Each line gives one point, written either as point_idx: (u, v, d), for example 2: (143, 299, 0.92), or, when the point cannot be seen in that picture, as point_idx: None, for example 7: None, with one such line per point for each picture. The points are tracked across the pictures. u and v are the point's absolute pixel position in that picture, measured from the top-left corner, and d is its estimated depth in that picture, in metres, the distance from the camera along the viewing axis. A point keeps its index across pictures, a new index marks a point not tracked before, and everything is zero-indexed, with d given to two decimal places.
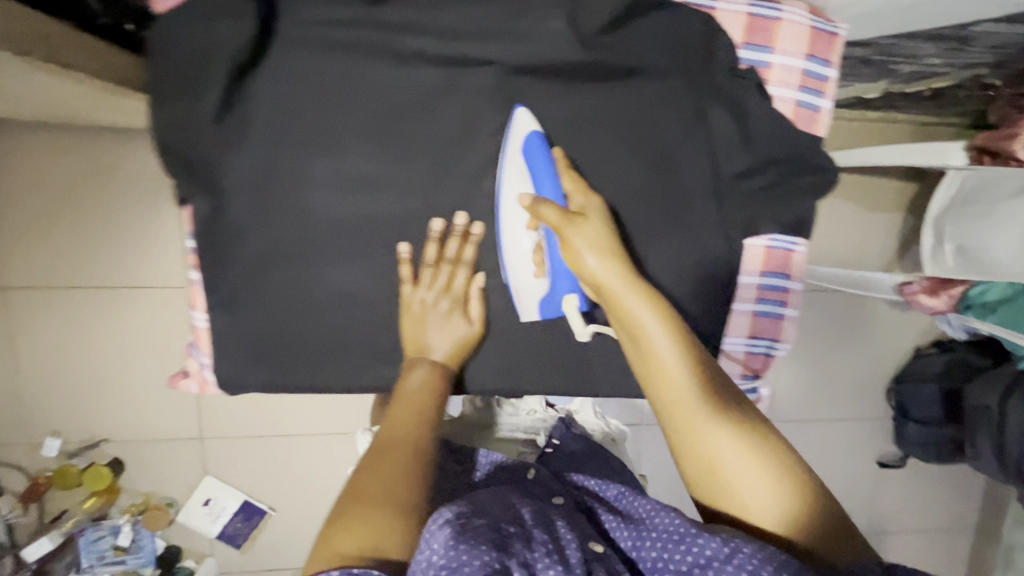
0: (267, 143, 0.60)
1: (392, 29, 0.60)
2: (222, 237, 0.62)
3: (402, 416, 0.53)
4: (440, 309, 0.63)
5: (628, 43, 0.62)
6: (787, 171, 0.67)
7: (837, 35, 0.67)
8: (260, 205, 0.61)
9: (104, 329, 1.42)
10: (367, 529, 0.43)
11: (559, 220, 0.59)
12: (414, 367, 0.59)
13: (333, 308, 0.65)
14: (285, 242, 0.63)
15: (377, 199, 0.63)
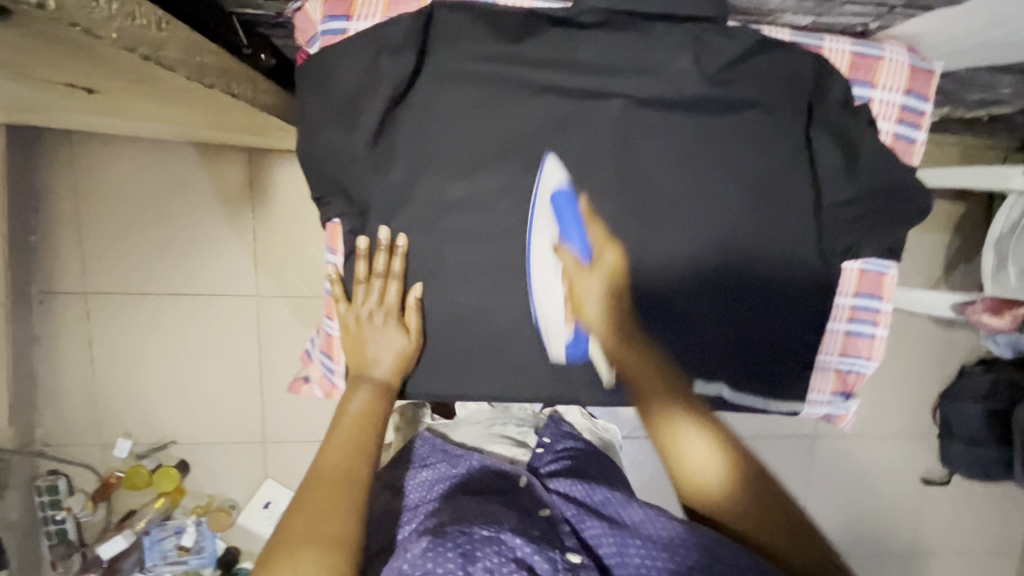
0: (410, 169, 0.65)
1: (528, 64, 0.64)
2: (363, 254, 0.67)
3: (340, 436, 0.62)
4: (375, 328, 0.67)
5: (743, 79, 0.67)
6: (888, 199, 0.71)
7: (932, 73, 0.72)
8: (400, 226, 0.66)
9: (178, 335, 1.48)
10: (331, 529, 0.53)
11: (564, 223, 0.66)
12: (357, 388, 0.66)
13: (460, 322, 0.69)
14: (420, 259, 0.68)
15: (506, 221, 0.67)
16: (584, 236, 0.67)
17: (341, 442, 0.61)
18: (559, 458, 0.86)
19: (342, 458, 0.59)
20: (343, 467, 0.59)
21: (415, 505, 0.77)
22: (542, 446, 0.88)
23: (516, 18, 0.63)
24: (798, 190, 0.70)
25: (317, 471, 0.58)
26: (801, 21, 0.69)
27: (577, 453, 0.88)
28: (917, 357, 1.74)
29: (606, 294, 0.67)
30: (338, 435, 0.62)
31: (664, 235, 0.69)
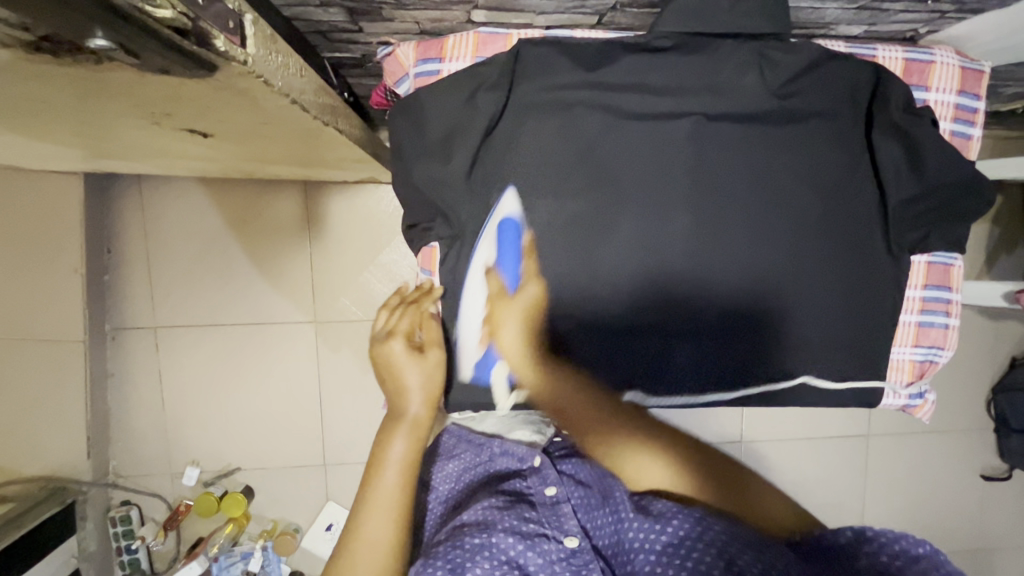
0: (502, 187, 0.71)
1: (607, 88, 0.70)
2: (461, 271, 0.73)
3: (389, 486, 0.66)
4: (403, 354, 0.72)
5: (809, 89, 0.71)
6: (953, 194, 0.74)
7: (983, 72, 0.75)
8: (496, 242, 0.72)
9: (241, 363, 1.54)
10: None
11: (501, 251, 0.71)
12: (393, 435, 0.69)
13: (554, 330, 0.74)
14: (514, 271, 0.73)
15: (592, 234, 0.72)
16: (518, 267, 0.72)
17: (390, 500, 0.66)
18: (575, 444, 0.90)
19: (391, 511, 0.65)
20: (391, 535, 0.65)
21: (445, 497, 0.84)
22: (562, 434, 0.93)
23: (594, 46, 0.69)
24: (862, 190, 0.74)
25: (370, 535, 0.64)
26: (852, 33, 0.74)
27: None
28: (963, 350, 1.75)
29: (524, 323, 0.73)
30: (386, 486, 0.66)
31: (737, 239, 0.74)
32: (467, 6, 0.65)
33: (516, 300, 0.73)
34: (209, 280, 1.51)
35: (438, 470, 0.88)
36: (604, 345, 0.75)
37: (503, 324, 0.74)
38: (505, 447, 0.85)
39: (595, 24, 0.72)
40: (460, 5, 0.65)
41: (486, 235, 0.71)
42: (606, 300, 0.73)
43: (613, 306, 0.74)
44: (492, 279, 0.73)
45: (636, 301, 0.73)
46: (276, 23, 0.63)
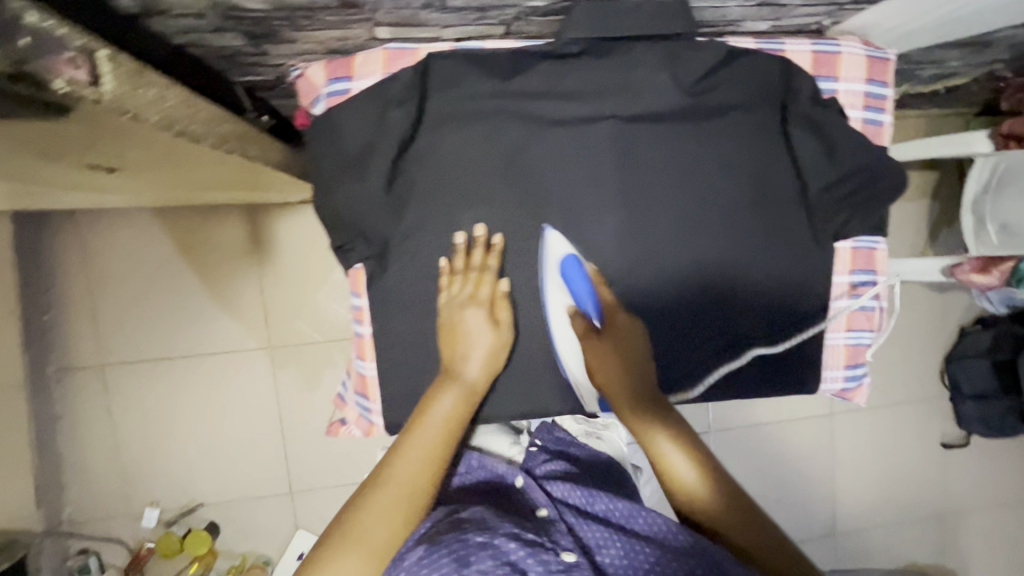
0: (423, 201, 0.69)
1: (522, 96, 0.69)
2: (387, 290, 0.71)
3: (415, 451, 0.63)
4: (477, 317, 0.70)
5: (721, 86, 0.72)
6: (869, 179, 0.76)
7: (888, 60, 0.78)
8: (422, 258, 0.71)
9: (195, 396, 1.49)
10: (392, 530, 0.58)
11: (572, 285, 0.72)
12: (443, 389, 0.68)
13: None
14: (443, 286, 0.72)
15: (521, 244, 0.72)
16: (593, 296, 0.72)
17: (413, 466, 0.62)
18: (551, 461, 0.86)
19: (409, 472, 0.62)
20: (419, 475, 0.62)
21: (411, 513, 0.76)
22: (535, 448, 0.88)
23: (505, 56, 0.68)
24: (784, 180, 0.75)
25: (374, 494, 0.60)
26: (761, 27, 0.74)
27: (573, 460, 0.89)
28: (914, 322, 1.81)
29: (621, 359, 0.73)
30: (414, 450, 0.63)
31: (670, 235, 0.74)
32: (367, 23, 0.63)
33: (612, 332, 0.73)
34: (156, 314, 1.46)
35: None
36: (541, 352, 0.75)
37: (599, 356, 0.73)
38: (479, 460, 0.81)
39: (504, 33, 0.71)
40: (359, 23, 0.63)
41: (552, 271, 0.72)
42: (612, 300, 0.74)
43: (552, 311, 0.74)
44: (577, 320, 0.73)
45: (677, 292, 0.75)
46: (160, 57, 0.59)
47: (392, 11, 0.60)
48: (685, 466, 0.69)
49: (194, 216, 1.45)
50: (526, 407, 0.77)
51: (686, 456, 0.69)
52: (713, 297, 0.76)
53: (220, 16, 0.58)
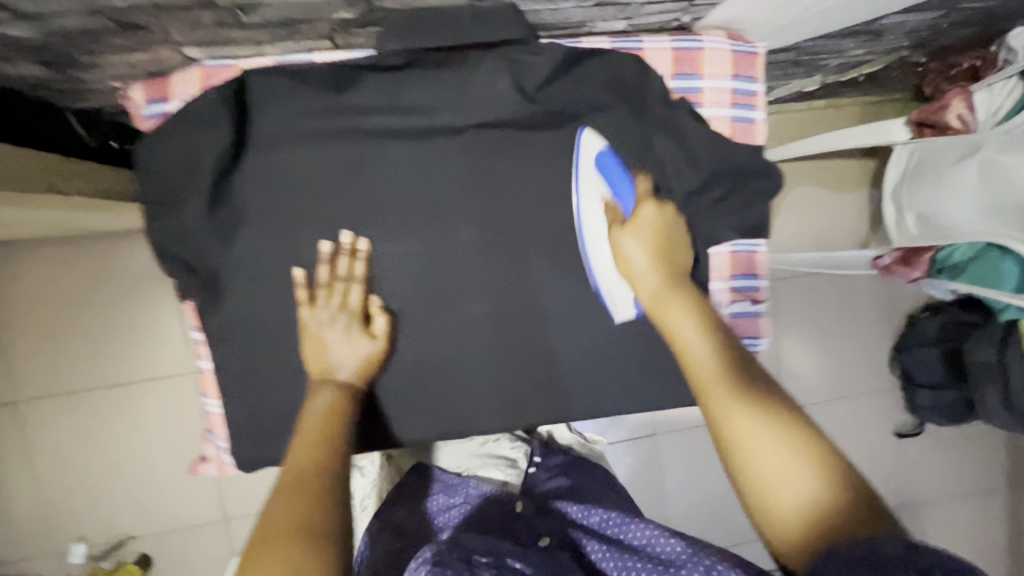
0: (253, 229, 0.65)
1: (353, 113, 0.64)
2: (223, 326, 0.66)
3: (302, 445, 0.56)
4: (335, 333, 0.65)
5: (570, 89, 0.67)
6: (736, 182, 0.72)
7: (756, 54, 0.73)
8: (258, 290, 0.66)
9: (115, 425, 1.44)
10: (302, 509, 0.49)
11: (613, 180, 0.68)
12: (318, 393, 0.62)
13: None
14: (284, 319, 0.67)
15: (372, 268, 0.68)
16: (633, 188, 0.67)
17: (302, 463, 0.54)
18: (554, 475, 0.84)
19: (304, 462, 0.54)
20: (315, 463, 0.54)
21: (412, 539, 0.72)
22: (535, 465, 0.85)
23: (328, 69, 0.62)
24: (651, 185, 0.70)
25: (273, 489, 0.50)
26: (617, 26, 0.70)
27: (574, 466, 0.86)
28: (862, 312, 1.78)
29: (653, 245, 0.64)
30: (302, 445, 0.56)
31: (528, 248, 0.71)
32: (167, 45, 0.59)
33: (638, 223, 0.64)
34: (68, 341, 1.41)
35: (410, 514, 0.76)
36: (406, 378, 0.72)
37: (626, 252, 0.64)
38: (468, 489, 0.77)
39: (334, 46, 0.65)
40: (157, 45, 0.58)
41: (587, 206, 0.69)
42: (469, 307, 0.71)
43: (416, 327, 0.71)
44: (608, 211, 0.67)
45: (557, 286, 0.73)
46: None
47: (185, 31, 0.56)
48: (781, 462, 0.48)
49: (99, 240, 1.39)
50: (395, 435, 0.73)
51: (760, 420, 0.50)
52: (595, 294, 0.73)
53: None
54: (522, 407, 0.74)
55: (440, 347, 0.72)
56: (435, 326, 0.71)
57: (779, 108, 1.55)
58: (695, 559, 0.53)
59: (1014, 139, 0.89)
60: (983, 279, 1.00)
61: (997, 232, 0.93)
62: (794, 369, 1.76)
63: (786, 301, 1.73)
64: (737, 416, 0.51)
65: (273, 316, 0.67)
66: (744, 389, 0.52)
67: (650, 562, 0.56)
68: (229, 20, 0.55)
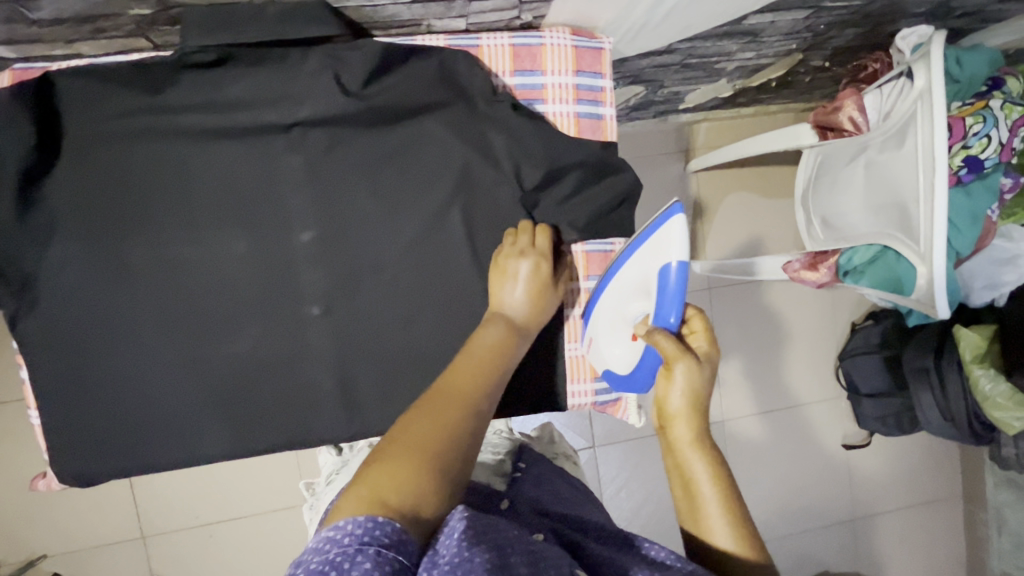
0: (71, 231, 0.64)
1: (172, 113, 0.64)
2: (40, 331, 0.65)
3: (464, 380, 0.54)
4: (525, 267, 0.66)
5: (398, 86, 0.67)
6: (577, 179, 0.70)
7: (603, 50, 0.73)
8: (79, 294, 0.65)
9: (23, 445, 1.38)
10: (452, 425, 0.49)
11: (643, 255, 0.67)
12: (493, 324, 0.63)
13: (166, 377, 0.68)
14: (107, 321, 0.66)
15: (201, 266, 0.68)
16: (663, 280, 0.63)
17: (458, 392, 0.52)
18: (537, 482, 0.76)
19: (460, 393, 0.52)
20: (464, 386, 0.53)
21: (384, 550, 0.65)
22: (519, 471, 0.79)
23: (136, 68, 0.62)
24: (493, 186, 0.71)
25: (430, 408, 0.50)
26: (456, 24, 0.69)
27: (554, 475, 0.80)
28: (804, 321, 1.76)
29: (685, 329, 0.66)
30: (462, 374, 0.54)
31: (361, 249, 0.70)
32: None
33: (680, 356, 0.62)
34: None
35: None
36: (239, 382, 0.70)
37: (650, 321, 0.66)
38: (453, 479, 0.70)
39: (153, 46, 0.65)
40: None
41: (640, 253, 0.68)
42: (303, 307, 0.70)
43: (254, 323, 0.69)
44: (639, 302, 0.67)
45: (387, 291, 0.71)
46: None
47: None
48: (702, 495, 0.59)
49: None
50: (229, 446, 0.70)
51: (718, 500, 0.59)
52: (432, 296, 0.72)
53: None
54: (358, 406, 0.72)
55: (283, 349, 0.70)
56: (271, 326, 0.70)
57: (707, 115, 1.54)
58: None
59: (889, 141, 0.89)
60: (885, 283, 0.97)
61: (881, 232, 0.93)
62: (737, 379, 1.73)
63: (727, 308, 1.71)
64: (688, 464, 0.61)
65: (94, 321, 0.66)
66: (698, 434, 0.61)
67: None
68: (16, 15, 0.54)
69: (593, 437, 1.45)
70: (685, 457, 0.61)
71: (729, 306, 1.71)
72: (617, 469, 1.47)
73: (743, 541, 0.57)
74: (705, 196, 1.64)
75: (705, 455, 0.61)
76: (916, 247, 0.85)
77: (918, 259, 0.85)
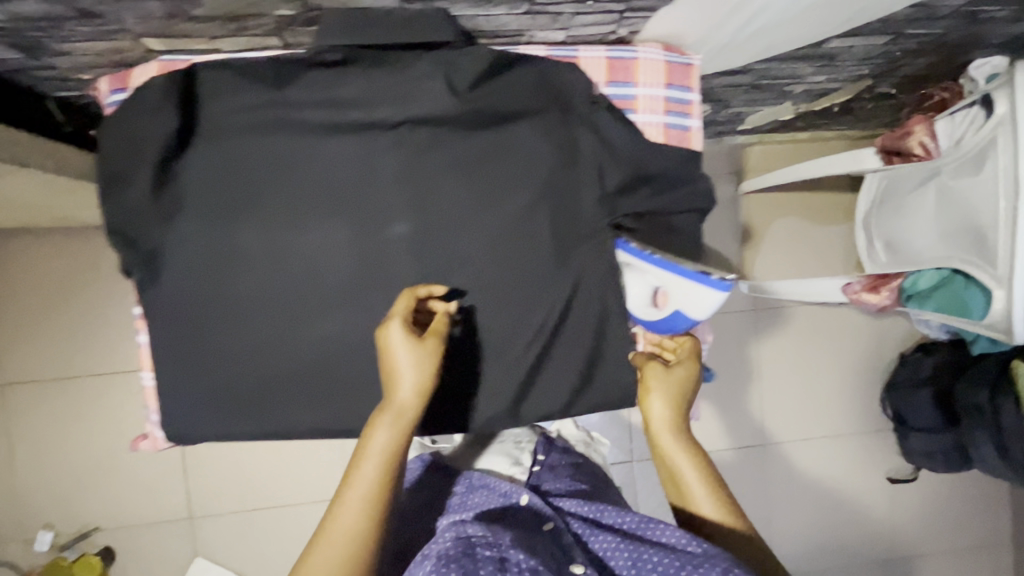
0: (192, 210, 0.69)
1: (295, 106, 0.69)
2: (159, 299, 0.70)
3: (355, 504, 0.59)
4: (400, 334, 0.62)
5: (502, 90, 0.71)
6: (660, 187, 0.74)
7: (692, 66, 0.77)
8: (195, 268, 0.70)
9: (89, 418, 1.45)
10: (346, 560, 0.58)
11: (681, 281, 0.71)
12: (378, 425, 0.62)
13: (264, 352, 0.72)
14: (218, 295, 0.71)
15: (305, 249, 0.72)
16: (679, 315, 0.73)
17: (353, 523, 0.59)
18: (558, 475, 0.90)
19: (356, 523, 0.59)
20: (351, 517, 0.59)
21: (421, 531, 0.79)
22: (538, 465, 0.92)
23: (269, 64, 0.67)
24: (581, 188, 0.73)
25: (323, 558, 0.58)
26: (557, 36, 0.74)
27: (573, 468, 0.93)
28: (850, 350, 1.73)
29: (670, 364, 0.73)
30: (352, 507, 0.59)
31: (452, 242, 0.74)
32: (128, 34, 0.64)
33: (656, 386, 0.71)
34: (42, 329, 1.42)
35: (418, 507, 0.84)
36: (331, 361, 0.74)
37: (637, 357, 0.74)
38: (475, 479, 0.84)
39: (283, 45, 0.70)
40: (120, 34, 0.64)
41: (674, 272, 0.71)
42: (395, 293, 0.74)
43: (350, 305, 0.73)
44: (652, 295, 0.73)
45: (473, 283, 0.74)
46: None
47: (141, 20, 0.61)
48: (692, 487, 0.69)
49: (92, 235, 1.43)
50: (319, 421, 0.75)
51: (706, 487, 0.69)
52: (516, 290, 0.75)
53: None
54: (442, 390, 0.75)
55: (374, 331, 0.74)
56: (363, 311, 0.73)
57: (762, 138, 1.56)
58: (713, 557, 0.60)
59: (964, 166, 0.90)
60: (951, 308, 0.97)
61: (952, 256, 0.94)
62: (779, 405, 1.71)
63: (773, 330, 1.70)
64: (679, 465, 0.70)
65: (206, 295, 0.71)
66: (685, 443, 0.70)
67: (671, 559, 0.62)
68: (178, 12, 0.60)
69: (633, 452, 1.45)
70: (672, 459, 0.70)
71: (774, 329, 1.70)
72: (657, 486, 1.46)
73: (730, 516, 0.68)
74: (756, 218, 1.65)
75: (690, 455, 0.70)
76: (992, 271, 0.86)
77: (993, 282, 0.86)
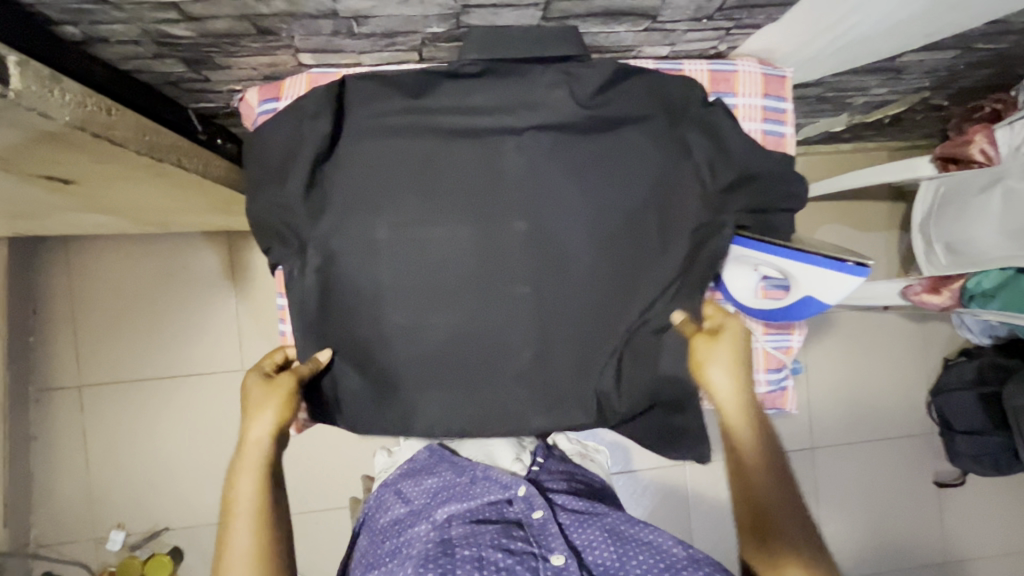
0: (335, 209, 0.76)
1: (431, 113, 0.76)
2: (304, 292, 0.76)
3: (235, 540, 0.64)
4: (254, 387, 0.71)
5: (619, 99, 0.77)
6: (763, 186, 0.79)
7: (786, 77, 0.83)
8: (335, 261, 0.77)
9: (162, 419, 1.50)
10: None
11: (812, 267, 0.75)
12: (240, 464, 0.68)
13: (393, 340, 0.78)
14: (355, 287, 0.77)
15: (432, 245, 0.77)
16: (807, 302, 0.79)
17: (245, 554, 0.63)
18: (557, 476, 0.92)
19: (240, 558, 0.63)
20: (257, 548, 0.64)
21: (418, 509, 0.84)
22: (538, 464, 0.94)
23: (413, 76, 0.74)
24: (689, 187, 0.79)
25: None
26: (663, 52, 0.81)
27: (571, 474, 0.95)
28: (894, 354, 1.77)
29: (732, 342, 0.75)
30: (237, 541, 0.64)
31: (563, 239, 0.79)
32: (289, 49, 0.71)
33: (717, 359, 0.74)
34: (122, 332, 1.49)
35: (415, 484, 0.88)
36: (453, 351, 0.79)
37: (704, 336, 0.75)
38: (478, 471, 0.86)
39: (418, 60, 0.77)
40: (282, 49, 0.71)
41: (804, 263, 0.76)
42: (513, 285, 0.79)
43: (474, 297, 0.78)
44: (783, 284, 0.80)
45: (589, 279, 0.79)
46: (97, 75, 0.67)
47: (307, 36, 0.68)
48: (754, 469, 0.70)
49: (170, 241, 1.50)
50: (446, 406, 0.80)
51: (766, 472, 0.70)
52: (626, 285, 0.80)
53: (154, 43, 0.67)
54: (558, 379, 0.80)
55: (493, 321, 0.79)
56: (482, 303, 0.78)
57: (807, 150, 1.62)
58: (692, 563, 0.73)
59: None
60: (1018, 305, 1.05)
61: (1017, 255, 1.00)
62: (825, 409, 1.74)
63: (819, 335, 1.74)
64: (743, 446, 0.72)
65: (343, 287, 0.77)
66: (748, 421, 0.72)
67: (656, 560, 0.74)
68: (343, 29, 0.67)
69: None
70: (738, 437, 0.72)
71: (819, 334, 1.74)
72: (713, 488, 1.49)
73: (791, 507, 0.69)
74: (802, 226, 1.71)
75: (753, 434, 0.72)
76: None
77: None
